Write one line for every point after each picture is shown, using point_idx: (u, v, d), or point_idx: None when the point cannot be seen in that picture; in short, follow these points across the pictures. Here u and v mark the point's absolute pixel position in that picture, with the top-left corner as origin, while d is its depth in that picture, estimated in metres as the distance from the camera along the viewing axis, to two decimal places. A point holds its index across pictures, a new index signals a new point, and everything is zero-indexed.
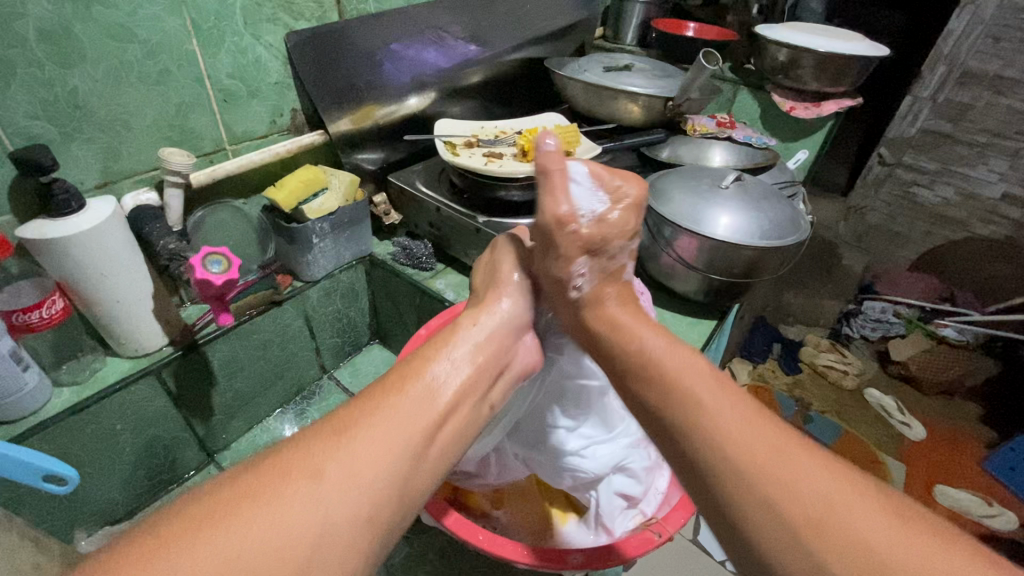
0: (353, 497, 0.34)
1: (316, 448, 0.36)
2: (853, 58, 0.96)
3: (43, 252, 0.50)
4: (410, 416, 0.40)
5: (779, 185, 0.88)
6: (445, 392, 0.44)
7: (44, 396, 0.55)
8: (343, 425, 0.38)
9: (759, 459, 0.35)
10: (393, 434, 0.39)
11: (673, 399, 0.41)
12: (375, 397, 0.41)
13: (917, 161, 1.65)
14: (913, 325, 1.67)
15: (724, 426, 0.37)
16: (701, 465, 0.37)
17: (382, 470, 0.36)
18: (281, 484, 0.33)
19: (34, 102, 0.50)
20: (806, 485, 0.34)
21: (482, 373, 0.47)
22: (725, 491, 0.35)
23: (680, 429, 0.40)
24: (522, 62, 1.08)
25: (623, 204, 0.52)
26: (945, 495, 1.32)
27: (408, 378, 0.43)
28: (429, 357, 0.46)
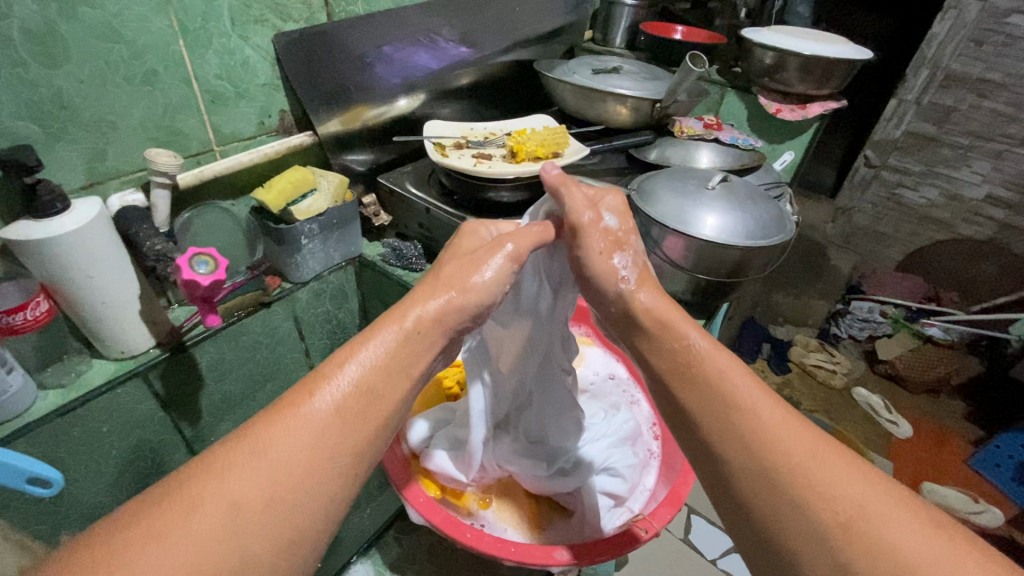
0: (272, 526, 0.29)
1: (228, 468, 0.29)
2: (837, 61, 0.97)
3: (27, 253, 0.50)
4: (345, 423, 0.33)
5: (766, 186, 0.89)
6: (383, 385, 0.36)
7: (30, 399, 0.55)
8: (259, 438, 0.31)
9: (786, 447, 0.34)
10: (320, 442, 0.32)
11: (704, 380, 0.38)
12: (295, 400, 0.34)
13: (902, 163, 1.68)
14: (900, 325, 1.67)
15: (762, 424, 0.35)
16: (719, 449, 0.36)
17: (312, 486, 0.31)
18: (188, 523, 0.27)
19: (17, 103, 0.50)
20: (829, 481, 0.32)
21: (421, 353, 0.39)
22: (745, 479, 0.34)
23: (710, 427, 0.37)
24: (511, 65, 1.09)
25: (615, 209, 0.50)
26: (933, 492, 1.32)
27: (340, 368, 0.36)
28: (367, 339, 0.38)
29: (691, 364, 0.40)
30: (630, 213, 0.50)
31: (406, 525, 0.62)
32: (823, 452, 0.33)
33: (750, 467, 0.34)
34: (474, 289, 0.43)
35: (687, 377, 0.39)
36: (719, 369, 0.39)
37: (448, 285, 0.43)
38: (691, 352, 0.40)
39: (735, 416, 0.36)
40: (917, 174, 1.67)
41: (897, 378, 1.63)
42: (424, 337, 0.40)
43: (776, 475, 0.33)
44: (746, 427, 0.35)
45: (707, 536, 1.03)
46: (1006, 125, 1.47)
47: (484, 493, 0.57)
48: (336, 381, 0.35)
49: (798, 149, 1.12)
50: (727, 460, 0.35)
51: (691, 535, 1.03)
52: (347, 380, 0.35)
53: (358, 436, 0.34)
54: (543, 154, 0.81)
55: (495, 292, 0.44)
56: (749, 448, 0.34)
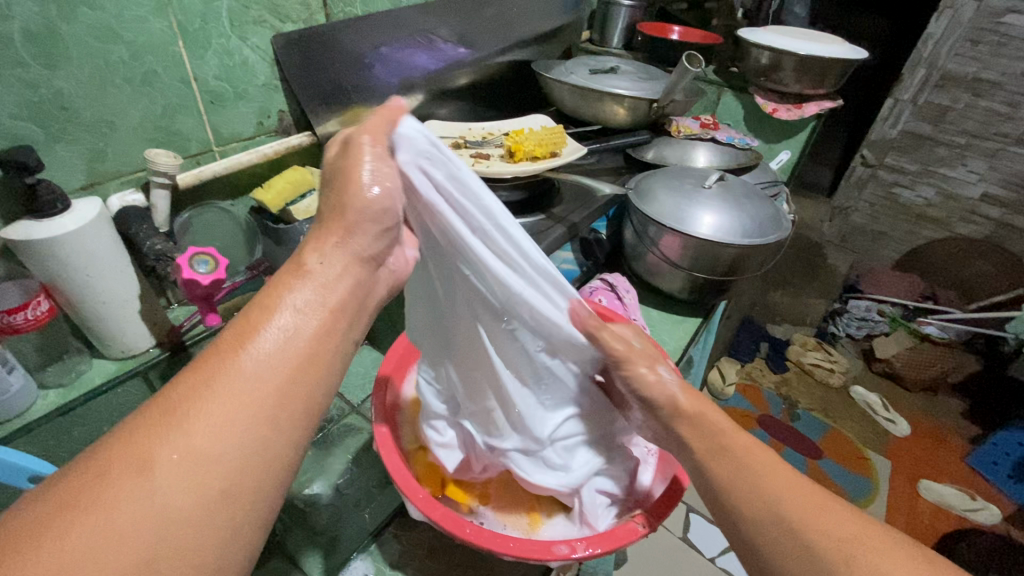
0: (193, 483, 0.26)
1: (142, 434, 0.27)
2: (833, 61, 0.98)
3: (27, 253, 0.50)
4: (257, 371, 0.30)
5: (762, 185, 0.90)
6: (315, 326, 0.32)
7: (29, 398, 0.55)
8: (175, 401, 0.28)
9: (790, 496, 0.37)
10: (240, 393, 0.29)
11: (711, 437, 0.43)
12: (209, 359, 0.30)
13: (899, 162, 1.69)
14: (896, 324, 1.69)
15: (764, 474, 0.39)
16: (734, 504, 0.39)
17: (239, 440, 0.28)
18: (102, 492, 0.25)
19: (18, 103, 0.50)
20: (827, 525, 0.36)
21: (354, 290, 0.36)
22: (759, 532, 0.37)
23: (716, 477, 0.41)
24: (509, 65, 1.09)
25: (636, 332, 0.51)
26: (929, 490, 1.33)
27: (251, 321, 0.32)
28: (280, 288, 0.33)
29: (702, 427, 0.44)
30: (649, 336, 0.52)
31: (404, 522, 0.62)
32: (819, 501, 0.37)
33: (762, 520, 0.37)
34: (371, 217, 0.37)
35: (702, 442, 0.43)
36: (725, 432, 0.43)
37: (334, 221, 0.37)
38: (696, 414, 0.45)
39: (743, 472, 0.40)
40: (913, 173, 1.68)
41: (895, 377, 1.62)
42: (349, 276, 0.36)
43: (777, 518, 0.37)
44: (752, 484, 0.39)
45: (706, 534, 1.03)
46: (1002, 124, 1.48)
47: (483, 487, 0.58)
48: (256, 328, 0.31)
49: (794, 149, 1.13)
50: (743, 514, 0.38)
51: (690, 533, 1.03)
52: (278, 327, 0.31)
53: (289, 382, 0.30)
54: (540, 153, 0.81)
55: (390, 208, 0.38)
56: (759, 501, 0.38)
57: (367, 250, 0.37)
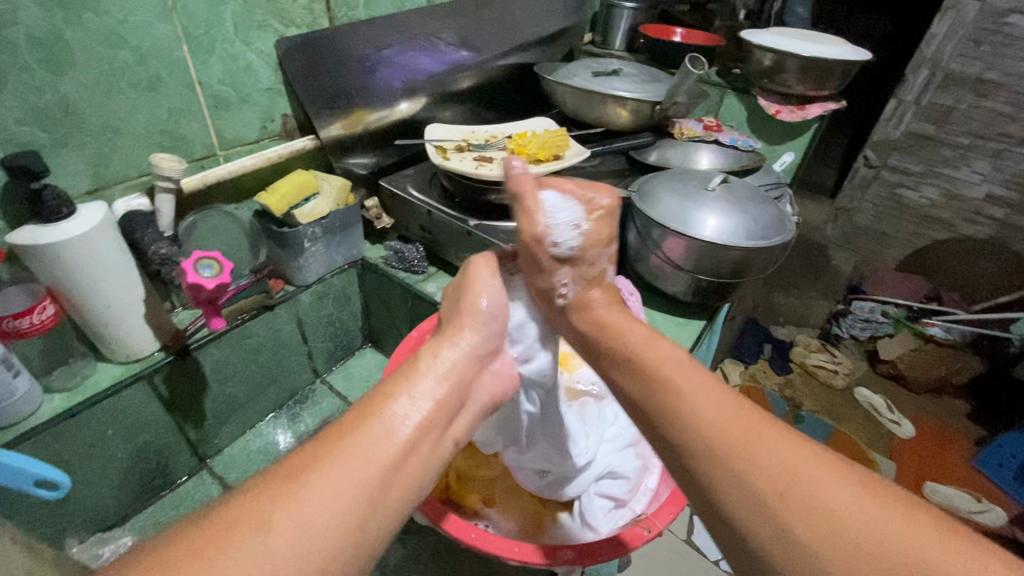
0: (301, 554, 0.30)
1: (261, 500, 0.32)
2: (837, 62, 0.97)
3: (33, 258, 0.50)
4: (367, 458, 0.36)
5: (766, 187, 0.90)
6: (419, 429, 0.40)
7: (36, 402, 0.55)
8: (297, 468, 0.34)
9: (728, 424, 0.36)
10: (353, 471, 0.35)
11: (649, 371, 0.42)
12: (331, 439, 0.36)
13: (902, 163, 1.68)
14: (901, 325, 1.66)
15: (705, 405, 0.37)
16: (686, 438, 0.37)
17: (339, 518, 0.32)
18: (226, 550, 0.29)
19: (24, 108, 0.51)
20: (764, 453, 0.34)
21: (444, 406, 0.43)
22: (705, 463, 0.35)
23: (661, 413, 0.39)
24: (512, 68, 1.09)
25: (597, 214, 0.53)
26: (935, 492, 1.33)
27: (367, 417, 0.38)
28: (393, 392, 0.41)
29: (643, 365, 0.43)
30: (607, 226, 0.53)
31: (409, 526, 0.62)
32: (760, 428, 0.36)
33: (707, 452, 0.35)
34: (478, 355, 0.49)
35: (636, 371, 0.43)
36: (667, 364, 0.41)
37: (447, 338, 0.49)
38: (637, 349, 0.44)
39: (683, 402, 0.38)
40: (917, 174, 1.68)
41: (899, 379, 1.63)
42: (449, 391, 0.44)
43: (719, 447, 0.35)
44: (697, 404, 0.38)
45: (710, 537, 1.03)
46: (1006, 124, 1.47)
47: (487, 491, 0.57)
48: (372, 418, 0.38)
49: (798, 150, 1.13)
50: (680, 445, 0.37)
51: (694, 536, 1.03)
52: (381, 422, 0.38)
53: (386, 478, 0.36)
54: (543, 156, 0.81)
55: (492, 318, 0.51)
56: (696, 428, 0.37)
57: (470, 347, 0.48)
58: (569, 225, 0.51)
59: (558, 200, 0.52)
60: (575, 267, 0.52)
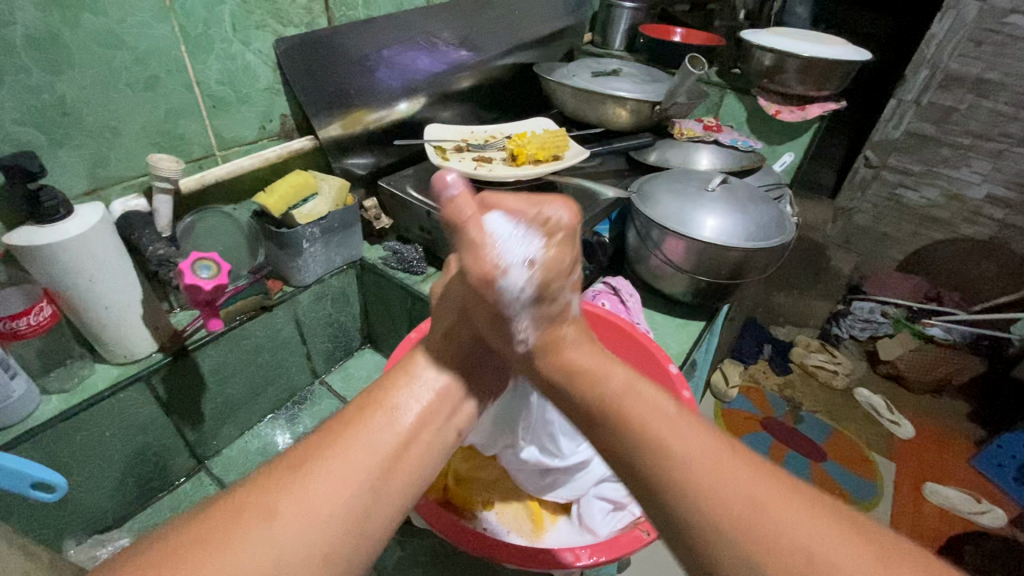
0: (312, 537, 0.30)
1: (272, 486, 0.32)
2: (837, 63, 0.97)
3: (30, 259, 0.50)
4: (375, 443, 0.36)
5: (766, 187, 0.90)
6: (421, 418, 0.40)
7: (32, 403, 0.55)
8: (305, 455, 0.34)
9: (728, 492, 0.31)
10: (357, 463, 0.35)
11: (632, 429, 0.36)
12: (338, 425, 0.37)
13: (902, 163, 1.68)
14: (901, 325, 1.68)
15: (701, 470, 0.33)
16: (681, 514, 0.32)
17: (344, 507, 0.32)
18: (236, 531, 0.29)
19: (21, 109, 0.50)
20: (774, 532, 0.30)
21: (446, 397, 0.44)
22: (705, 540, 0.31)
23: (653, 484, 0.34)
24: (511, 67, 1.09)
25: (557, 236, 0.46)
26: (935, 493, 1.32)
27: (374, 405, 0.39)
28: (398, 381, 0.42)
29: (627, 422, 0.37)
30: (570, 248, 0.46)
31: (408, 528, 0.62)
32: (763, 492, 0.32)
33: (706, 528, 0.31)
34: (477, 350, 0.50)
35: (617, 423, 0.37)
36: (653, 422, 0.36)
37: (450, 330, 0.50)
38: (615, 399, 0.39)
39: (675, 470, 0.33)
40: (917, 174, 1.67)
41: (899, 378, 1.62)
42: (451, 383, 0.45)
43: (722, 526, 0.31)
44: (692, 474, 0.33)
45: None
46: (1007, 124, 1.47)
47: (487, 494, 0.57)
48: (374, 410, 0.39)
49: (797, 150, 1.13)
50: (674, 514, 0.33)
51: None
52: (384, 414, 0.39)
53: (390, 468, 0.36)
54: (543, 156, 0.81)
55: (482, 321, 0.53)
56: (691, 496, 0.32)
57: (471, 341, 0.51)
58: (521, 257, 0.44)
59: (511, 229, 0.46)
60: (534, 304, 0.45)
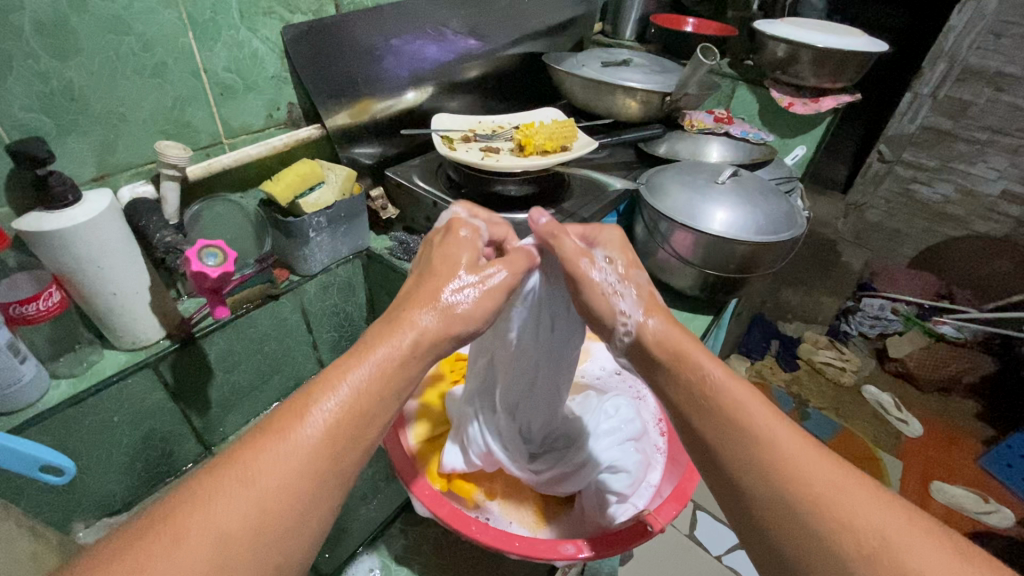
0: (260, 554, 0.29)
1: (215, 500, 0.29)
2: (852, 54, 0.95)
3: (41, 245, 0.50)
4: (331, 447, 0.32)
5: (777, 181, 0.88)
6: (375, 409, 0.35)
7: (42, 388, 0.55)
8: (251, 463, 0.31)
9: (806, 476, 0.33)
10: (314, 466, 0.32)
11: (720, 410, 0.38)
12: (284, 425, 0.32)
13: (916, 158, 1.66)
14: (911, 322, 1.65)
15: (783, 449, 0.35)
16: (754, 490, 0.34)
17: (298, 516, 0.30)
18: (174, 556, 0.26)
19: (30, 95, 0.50)
20: (849, 510, 0.31)
21: (409, 371, 0.38)
22: (777, 517, 0.33)
23: (735, 463, 0.36)
24: (521, 57, 1.08)
25: (613, 243, 0.52)
26: (941, 492, 1.32)
27: (319, 400, 0.34)
28: (349, 365, 0.36)
29: (707, 401, 0.39)
30: (629, 248, 0.53)
31: (411, 517, 0.59)
32: (844, 482, 0.33)
33: (780, 501, 0.33)
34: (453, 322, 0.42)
35: (704, 406, 0.39)
36: (737, 402, 0.38)
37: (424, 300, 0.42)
38: (705, 382, 0.40)
39: (756, 446, 0.35)
40: (931, 169, 1.65)
41: (908, 377, 1.60)
42: (413, 358, 0.39)
43: (797, 500, 0.33)
44: (772, 453, 0.35)
45: (711, 531, 1.05)
46: None
47: (490, 485, 0.57)
48: (324, 397, 0.34)
49: (810, 144, 1.11)
50: (748, 492, 0.35)
51: (696, 531, 1.06)
52: (335, 404, 0.34)
53: (344, 459, 0.33)
54: (550, 147, 0.80)
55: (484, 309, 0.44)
56: (768, 481, 0.34)
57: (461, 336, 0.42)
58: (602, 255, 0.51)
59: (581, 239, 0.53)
60: (632, 291, 0.49)
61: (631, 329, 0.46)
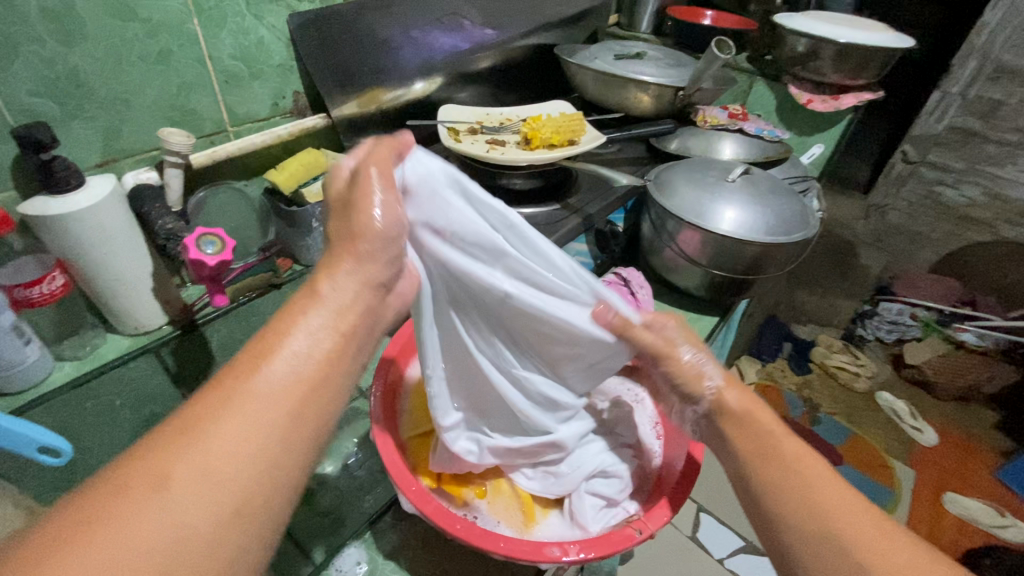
0: (216, 494, 0.28)
1: (164, 449, 0.28)
2: (876, 50, 0.92)
3: (45, 229, 0.51)
4: (270, 387, 0.31)
5: (791, 180, 0.86)
6: (320, 349, 0.34)
7: (46, 369, 0.56)
8: (200, 414, 0.30)
9: (855, 522, 0.37)
10: (257, 408, 0.30)
11: (776, 457, 0.42)
12: (229, 378, 0.31)
13: (944, 159, 1.60)
14: (930, 329, 1.59)
15: (833, 496, 0.38)
16: (807, 531, 0.38)
17: (249, 454, 0.29)
18: (124, 502, 0.26)
19: (35, 79, 0.51)
20: (892, 555, 0.35)
21: (345, 309, 0.36)
22: (827, 556, 0.36)
23: (787, 505, 0.39)
24: (533, 49, 1.06)
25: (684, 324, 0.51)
26: (955, 503, 1.29)
27: (257, 351, 0.33)
28: (288, 316, 0.35)
29: (764, 447, 0.43)
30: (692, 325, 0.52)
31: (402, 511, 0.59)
32: (886, 531, 0.37)
33: (830, 541, 0.36)
34: (365, 240, 0.37)
35: (761, 453, 0.42)
36: (792, 452, 0.41)
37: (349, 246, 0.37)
38: (763, 429, 0.44)
39: (809, 492, 0.39)
40: (957, 171, 1.59)
41: (925, 384, 1.60)
42: (348, 299, 0.36)
43: (845, 542, 0.36)
44: (825, 498, 0.38)
45: (715, 534, 1.04)
46: None
47: (481, 482, 0.56)
48: (275, 344, 0.33)
49: (828, 143, 1.07)
50: (799, 532, 0.38)
51: (699, 533, 1.05)
52: (281, 353, 0.33)
53: (296, 400, 0.31)
54: (557, 141, 0.79)
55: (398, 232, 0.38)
56: (823, 532, 0.37)
57: (379, 275, 0.38)
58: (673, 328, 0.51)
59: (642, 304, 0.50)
60: (706, 359, 0.49)
61: (705, 406, 0.47)
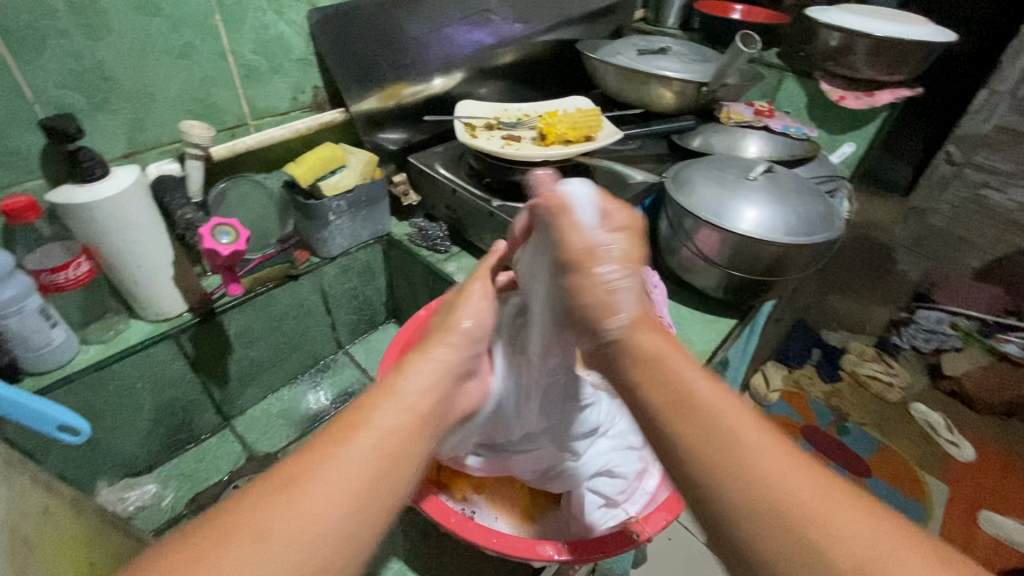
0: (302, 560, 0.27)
1: (261, 505, 0.28)
2: (915, 44, 0.87)
3: (71, 217, 0.53)
4: (364, 455, 0.32)
5: (818, 180, 0.83)
6: (407, 432, 0.35)
7: (71, 351, 0.58)
8: (296, 472, 0.30)
9: (792, 485, 0.28)
10: (349, 473, 0.31)
11: (691, 404, 0.33)
12: (325, 440, 0.32)
13: (990, 160, 1.43)
14: (970, 338, 1.51)
15: (762, 454, 0.30)
16: (735, 500, 0.29)
17: (340, 523, 0.29)
18: (221, 555, 0.26)
19: (63, 72, 0.53)
20: (841, 525, 0.27)
21: (428, 395, 0.38)
22: (759, 531, 0.28)
23: (707, 467, 0.30)
24: (555, 44, 1.05)
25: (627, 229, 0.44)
26: (990, 522, 1.23)
27: (353, 421, 0.34)
28: (380, 392, 0.37)
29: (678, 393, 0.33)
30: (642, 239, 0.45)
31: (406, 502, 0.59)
32: (829, 491, 0.28)
33: (762, 510, 0.28)
34: (456, 333, 0.45)
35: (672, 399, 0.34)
36: (711, 397, 0.33)
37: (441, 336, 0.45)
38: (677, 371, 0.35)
39: (735, 448, 0.30)
40: (1007, 174, 1.42)
41: (964, 397, 1.53)
42: (431, 392, 0.39)
43: (777, 511, 0.28)
44: (755, 458, 0.30)
45: None
46: None
47: (480, 477, 0.55)
48: (369, 414, 0.35)
49: (861, 142, 1.01)
50: (725, 502, 0.29)
51: None
52: (371, 426, 0.34)
53: (385, 475, 0.32)
54: (573, 137, 0.78)
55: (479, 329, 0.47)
56: (755, 500, 0.29)
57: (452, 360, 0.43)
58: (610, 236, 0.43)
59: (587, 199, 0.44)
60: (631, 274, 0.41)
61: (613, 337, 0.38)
